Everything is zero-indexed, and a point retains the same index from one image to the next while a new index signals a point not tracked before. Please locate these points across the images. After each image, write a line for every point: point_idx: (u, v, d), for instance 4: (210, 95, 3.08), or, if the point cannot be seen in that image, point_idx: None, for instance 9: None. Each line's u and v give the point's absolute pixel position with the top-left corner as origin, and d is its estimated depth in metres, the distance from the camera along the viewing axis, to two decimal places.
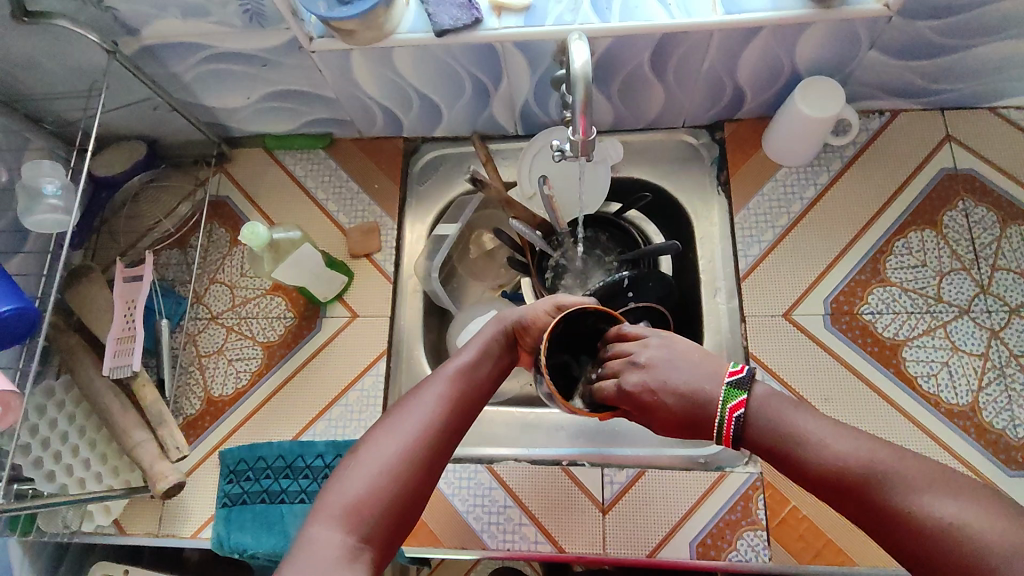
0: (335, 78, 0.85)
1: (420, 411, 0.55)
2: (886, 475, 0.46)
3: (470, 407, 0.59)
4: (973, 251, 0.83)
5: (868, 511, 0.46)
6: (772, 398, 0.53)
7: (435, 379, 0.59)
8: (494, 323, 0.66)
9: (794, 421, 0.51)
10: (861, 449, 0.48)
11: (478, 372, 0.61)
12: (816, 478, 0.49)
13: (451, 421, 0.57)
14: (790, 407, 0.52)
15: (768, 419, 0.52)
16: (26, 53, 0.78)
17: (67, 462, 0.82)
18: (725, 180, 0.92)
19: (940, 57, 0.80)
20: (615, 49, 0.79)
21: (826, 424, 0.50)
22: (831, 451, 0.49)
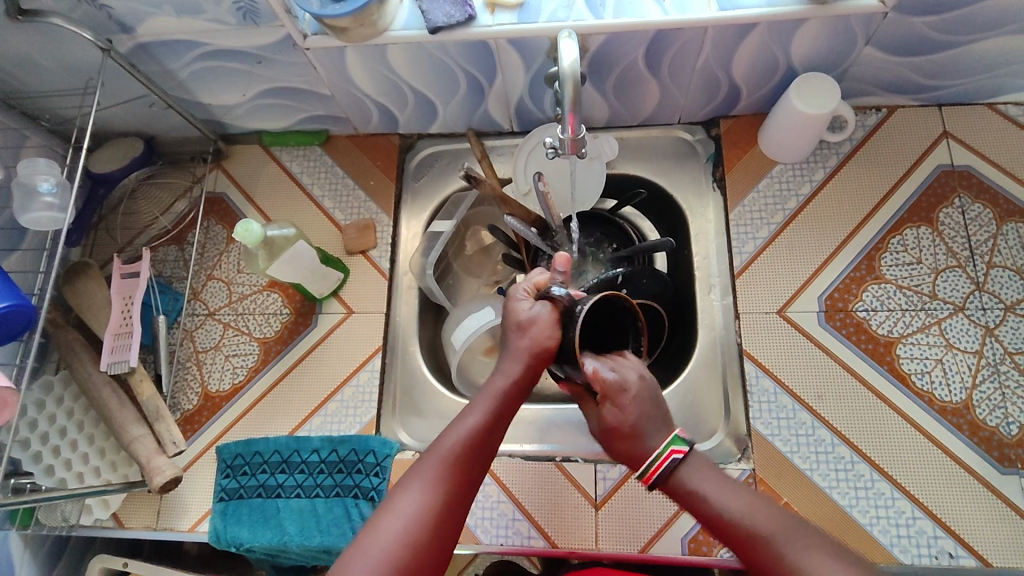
0: (330, 75, 0.86)
1: (417, 493, 0.54)
2: (774, 537, 0.52)
3: (470, 477, 0.57)
4: (969, 248, 0.83)
5: (765, 573, 0.52)
6: (690, 466, 0.59)
7: (432, 453, 0.57)
8: (499, 367, 0.62)
9: (699, 482, 0.58)
10: (755, 514, 0.54)
11: (483, 437, 0.59)
12: (722, 535, 0.55)
13: (450, 501, 0.55)
14: (711, 471, 0.58)
15: (685, 482, 0.58)
16: (22, 51, 0.78)
17: (66, 457, 0.83)
18: (721, 177, 0.92)
19: (937, 53, 0.79)
20: (609, 46, 0.78)
21: (732, 489, 0.57)
22: (734, 513, 0.55)
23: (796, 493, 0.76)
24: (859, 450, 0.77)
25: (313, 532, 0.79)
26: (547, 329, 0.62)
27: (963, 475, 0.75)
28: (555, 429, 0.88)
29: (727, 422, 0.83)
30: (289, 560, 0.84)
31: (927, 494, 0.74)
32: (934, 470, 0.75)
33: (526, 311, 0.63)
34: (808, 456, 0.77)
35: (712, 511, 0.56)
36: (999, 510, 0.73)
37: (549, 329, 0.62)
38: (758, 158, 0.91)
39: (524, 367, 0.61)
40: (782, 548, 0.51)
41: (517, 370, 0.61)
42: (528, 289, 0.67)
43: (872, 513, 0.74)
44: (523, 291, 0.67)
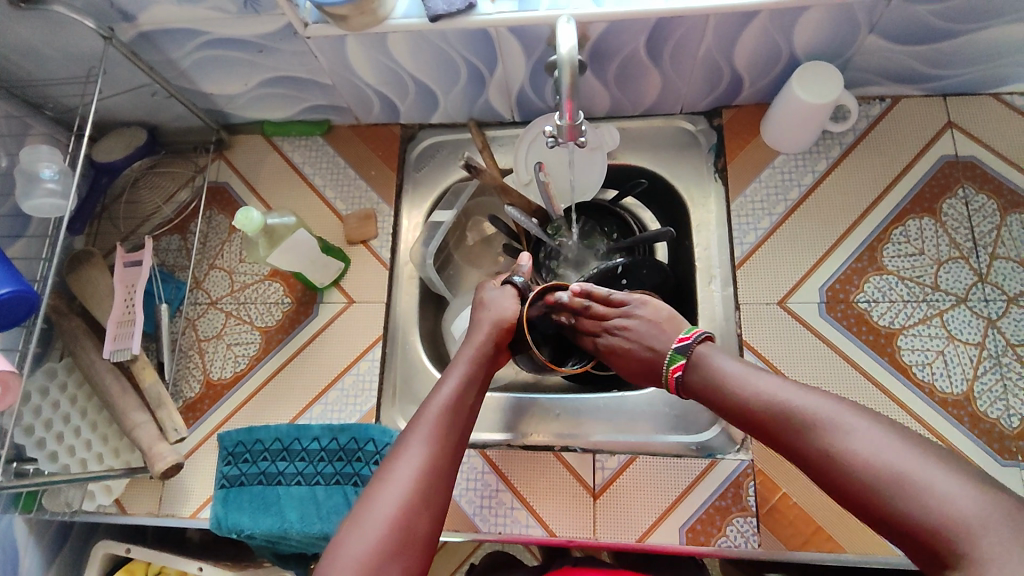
0: (331, 64, 0.86)
1: (418, 447, 0.62)
2: (802, 411, 0.56)
3: (459, 431, 0.65)
4: (972, 239, 0.82)
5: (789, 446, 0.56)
6: (710, 355, 0.66)
7: (422, 415, 0.65)
8: (463, 350, 0.73)
9: (725, 364, 0.64)
10: (770, 386, 0.60)
11: (462, 399, 0.67)
12: (746, 420, 0.60)
13: (443, 453, 0.62)
14: (720, 356, 0.65)
15: (717, 369, 0.64)
16: (25, 39, 0.79)
17: (69, 443, 0.84)
18: (722, 167, 0.92)
19: (942, 42, 0.79)
20: (609, 34, 0.78)
21: (766, 376, 0.61)
22: (755, 395, 0.60)
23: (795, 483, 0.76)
24: None
25: (313, 519, 0.80)
26: (508, 307, 0.76)
27: None
28: (553, 420, 0.86)
29: None
30: (290, 547, 0.85)
31: None
32: None
33: (493, 294, 0.79)
34: None
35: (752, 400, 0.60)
36: None
37: (509, 304, 0.77)
38: (760, 148, 0.90)
39: (486, 339, 0.73)
40: (817, 412, 0.55)
41: (480, 341, 0.73)
42: (494, 280, 0.82)
43: None
44: (489, 281, 0.82)
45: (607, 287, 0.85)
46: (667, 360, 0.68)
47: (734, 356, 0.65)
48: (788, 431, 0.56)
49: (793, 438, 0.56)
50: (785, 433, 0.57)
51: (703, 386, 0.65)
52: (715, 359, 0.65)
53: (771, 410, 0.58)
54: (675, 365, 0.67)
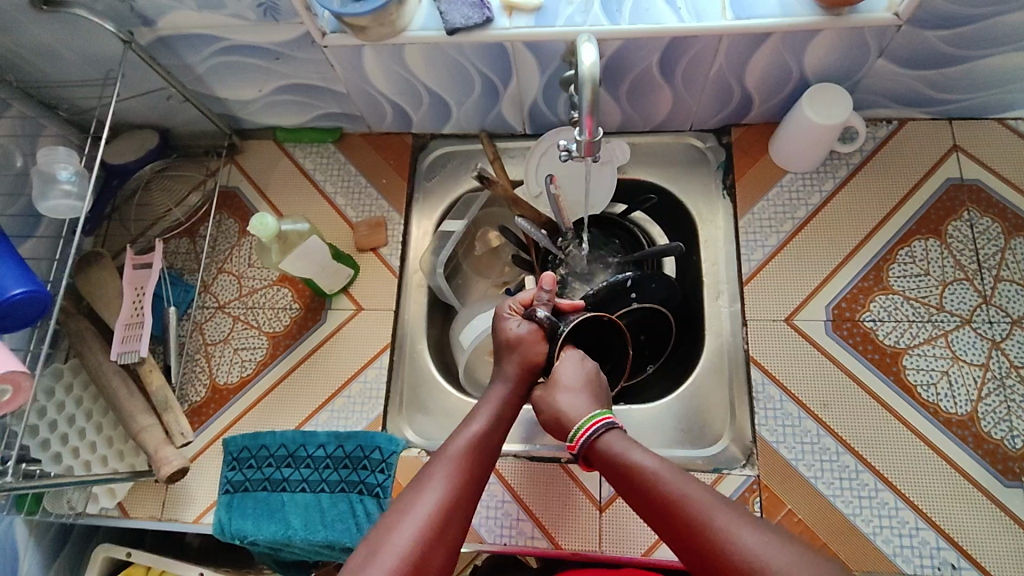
0: (346, 73, 0.86)
1: (438, 481, 0.61)
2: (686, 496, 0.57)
3: (482, 471, 0.64)
4: (977, 260, 0.84)
5: (678, 530, 0.56)
6: (617, 439, 0.64)
7: (446, 451, 0.64)
8: (491, 389, 0.73)
9: (627, 448, 0.63)
10: (666, 473, 0.59)
11: (486, 439, 0.66)
12: (638, 498, 0.60)
13: (465, 492, 0.61)
14: (629, 444, 0.64)
15: (614, 448, 0.64)
16: (43, 40, 0.79)
17: (73, 445, 0.84)
18: (731, 184, 0.93)
19: (949, 67, 0.80)
20: (624, 52, 0.79)
21: (658, 458, 0.61)
22: (643, 478, 0.60)
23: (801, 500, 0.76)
24: (863, 459, 0.77)
25: (318, 527, 0.80)
26: (535, 345, 0.74)
27: (967, 487, 0.75)
28: (560, 431, 0.88)
29: (731, 426, 0.83)
30: (292, 554, 0.85)
31: (931, 505, 0.75)
32: (938, 482, 0.75)
33: (519, 330, 0.75)
34: (812, 464, 0.78)
35: (643, 478, 0.60)
36: (1002, 523, 0.73)
37: (538, 344, 0.74)
38: (769, 166, 0.91)
39: (517, 378, 0.73)
40: (702, 503, 0.56)
41: (512, 382, 0.73)
42: (513, 306, 0.78)
43: (876, 522, 0.75)
44: (508, 308, 0.78)
45: (616, 301, 0.86)
46: (591, 414, 0.67)
47: (631, 436, 0.65)
48: (671, 517, 0.57)
49: (677, 515, 0.56)
50: (672, 519, 0.57)
51: (604, 452, 0.64)
52: (614, 442, 0.64)
53: (656, 492, 0.59)
54: (582, 430, 0.66)
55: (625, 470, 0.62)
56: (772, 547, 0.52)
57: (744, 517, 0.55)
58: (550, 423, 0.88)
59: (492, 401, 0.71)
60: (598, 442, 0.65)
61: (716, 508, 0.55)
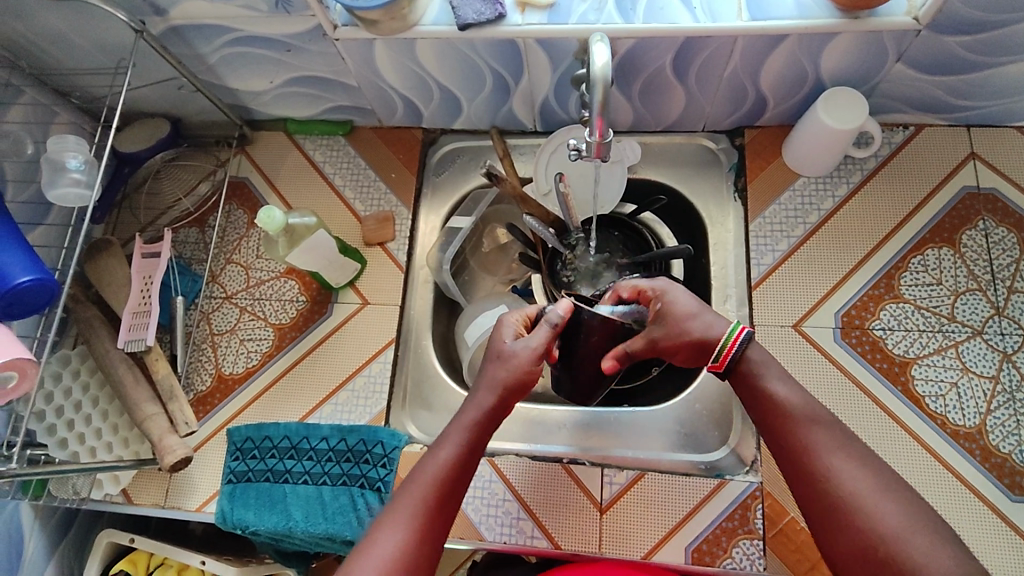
0: (357, 66, 0.86)
1: (399, 526, 0.59)
2: (816, 432, 0.60)
3: (447, 507, 0.62)
4: (990, 271, 0.82)
5: (796, 457, 0.60)
6: (764, 364, 0.65)
7: (410, 486, 0.62)
8: (464, 409, 0.67)
9: (769, 375, 0.64)
10: (805, 407, 0.62)
11: (453, 472, 0.63)
12: (765, 419, 0.63)
13: (424, 536, 0.59)
14: (771, 369, 0.65)
15: (754, 371, 0.65)
16: (56, 27, 0.80)
17: (80, 430, 0.85)
18: (742, 187, 0.92)
19: (968, 74, 0.79)
20: (637, 51, 0.78)
21: (800, 389, 0.63)
22: (785, 406, 0.62)
23: None
24: None
25: (319, 519, 0.80)
26: (526, 362, 0.67)
27: (972, 500, 0.74)
28: (562, 432, 0.87)
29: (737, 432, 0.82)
30: (294, 545, 0.86)
31: None
32: (944, 495, 0.74)
33: (513, 347, 0.68)
34: None
35: (780, 406, 0.62)
36: (1006, 537, 0.72)
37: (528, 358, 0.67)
38: (781, 170, 0.90)
39: (496, 396, 0.66)
40: (826, 445, 0.59)
41: (487, 401, 0.66)
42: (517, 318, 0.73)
43: None
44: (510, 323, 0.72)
45: None
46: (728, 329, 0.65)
47: (777, 361, 0.66)
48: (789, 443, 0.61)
49: (793, 436, 0.61)
50: (793, 451, 0.60)
51: (743, 373, 0.65)
52: (760, 365, 0.65)
53: (788, 420, 0.61)
54: (728, 340, 0.65)
55: (757, 391, 0.64)
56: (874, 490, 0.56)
57: (857, 462, 0.58)
58: (552, 423, 0.88)
59: (464, 426, 0.65)
60: (741, 364, 0.65)
61: (838, 447, 0.58)
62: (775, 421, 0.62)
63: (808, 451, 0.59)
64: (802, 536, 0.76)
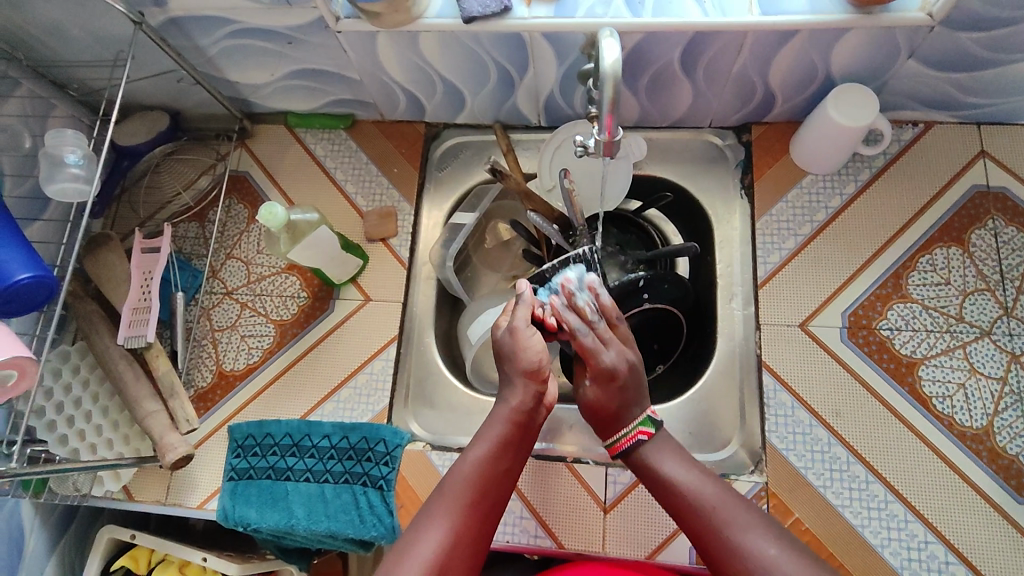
0: (360, 59, 0.85)
1: (438, 525, 0.60)
2: (716, 507, 0.63)
3: (488, 502, 0.63)
4: (999, 271, 0.82)
5: (700, 537, 0.62)
6: (656, 450, 0.69)
7: (446, 486, 0.63)
8: (500, 406, 0.68)
9: (662, 459, 0.68)
10: (700, 485, 0.65)
11: (493, 467, 0.64)
12: (666, 504, 0.66)
13: (466, 530, 0.61)
14: (663, 452, 0.69)
15: (652, 462, 0.68)
16: (53, 19, 0.78)
17: (79, 427, 0.84)
18: (749, 184, 0.91)
19: (981, 71, 0.77)
20: (645, 45, 0.77)
21: (694, 471, 0.66)
22: (681, 486, 0.65)
23: (808, 508, 0.75)
24: (873, 470, 0.76)
25: (321, 517, 0.80)
26: (519, 341, 0.69)
27: (978, 502, 0.74)
28: (566, 431, 0.87)
29: (741, 432, 0.82)
30: (295, 542, 0.85)
31: (941, 519, 0.73)
32: (950, 497, 0.74)
33: (505, 337, 0.70)
34: (822, 473, 0.77)
35: (678, 490, 0.65)
36: (1012, 539, 0.72)
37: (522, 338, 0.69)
38: (789, 167, 0.89)
39: (520, 385, 0.68)
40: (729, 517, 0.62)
41: (521, 395, 0.68)
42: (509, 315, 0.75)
43: (884, 534, 0.74)
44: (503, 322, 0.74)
45: (628, 300, 0.86)
46: (637, 421, 0.70)
47: (671, 442, 0.70)
48: (693, 521, 0.63)
49: (693, 516, 0.63)
50: (699, 533, 0.63)
51: (641, 461, 0.69)
52: (651, 453, 0.69)
53: (687, 500, 0.64)
54: (629, 435, 0.70)
55: (657, 478, 0.67)
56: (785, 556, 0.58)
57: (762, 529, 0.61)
58: (555, 422, 0.88)
59: (502, 421, 0.67)
60: (637, 452, 0.69)
61: (737, 520, 0.61)
62: (677, 507, 0.65)
63: (713, 527, 0.62)
64: (808, 537, 0.74)
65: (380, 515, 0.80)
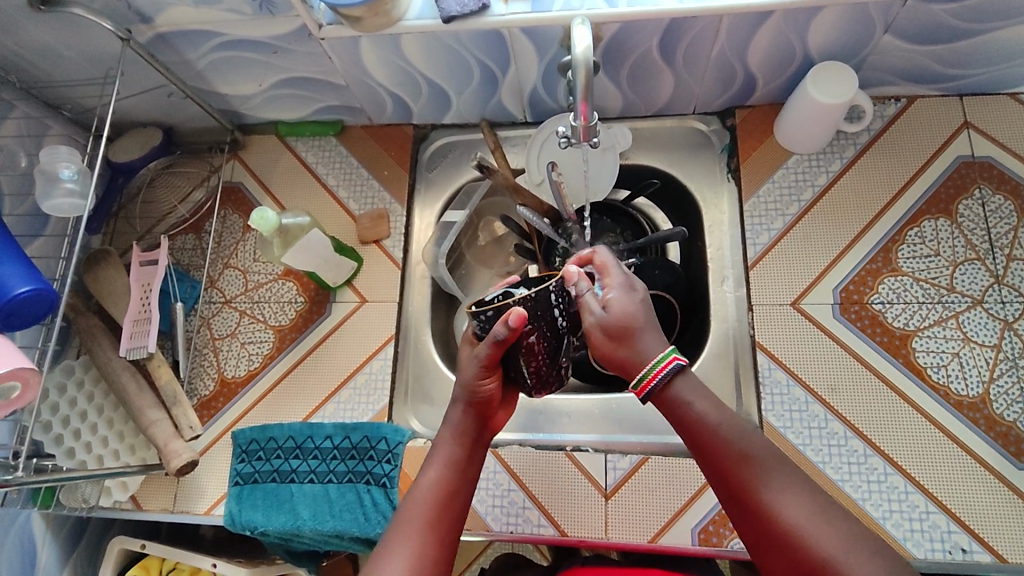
0: (345, 65, 0.86)
1: (397, 560, 0.53)
2: (747, 453, 0.53)
3: (449, 518, 0.58)
4: (988, 240, 0.82)
5: (729, 482, 0.53)
6: (687, 389, 0.56)
7: (406, 508, 0.58)
8: (443, 428, 0.64)
9: (693, 401, 0.55)
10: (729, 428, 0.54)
11: (448, 485, 0.59)
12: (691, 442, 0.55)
13: (431, 549, 0.55)
14: (695, 390, 0.56)
15: (684, 399, 0.55)
16: (44, 40, 0.80)
17: (86, 440, 0.86)
18: (735, 167, 0.92)
19: (957, 42, 0.78)
20: (622, 35, 0.78)
21: (723, 411, 0.55)
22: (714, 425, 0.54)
23: (807, 485, 0.76)
24: (872, 443, 0.76)
25: (326, 517, 0.81)
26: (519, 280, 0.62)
27: (978, 470, 0.74)
28: (564, 420, 0.88)
29: (738, 414, 0.82)
30: (303, 544, 0.86)
31: (941, 488, 0.73)
32: (949, 467, 0.74)
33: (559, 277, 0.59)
34: (820, 449, 0.77)
35: (710, 430, 0.54)
36: (1014, 505, 0.72)
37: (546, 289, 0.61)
38: (774, 149, 0.90)
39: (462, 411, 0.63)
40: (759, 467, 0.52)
41: (458, 418, 0.64)
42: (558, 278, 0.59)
43: (885, 507, 0.74)
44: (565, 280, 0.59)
45: None
46: (662, 351, 0.56)
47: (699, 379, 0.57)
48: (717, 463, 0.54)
49: (725, 462, 0.53)
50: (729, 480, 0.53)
51: (671, 402, 0.56)
52: (683, 394, 0.56)
53: (713, 438, 0.54)
54: (656, 371, 0.55)
55: (686, 415, 0.55)
56: (814, 514, 0.50)
57: (793, 482, 0.52)
58: (555, 413, 0.89)
59: (449, 438, 0.63)
60: (667, 390, 0.56)
61: (777, 469, 0.52)
62: (700, 445, 0.55)
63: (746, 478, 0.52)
64: None
65: (384, 513, 0.81)
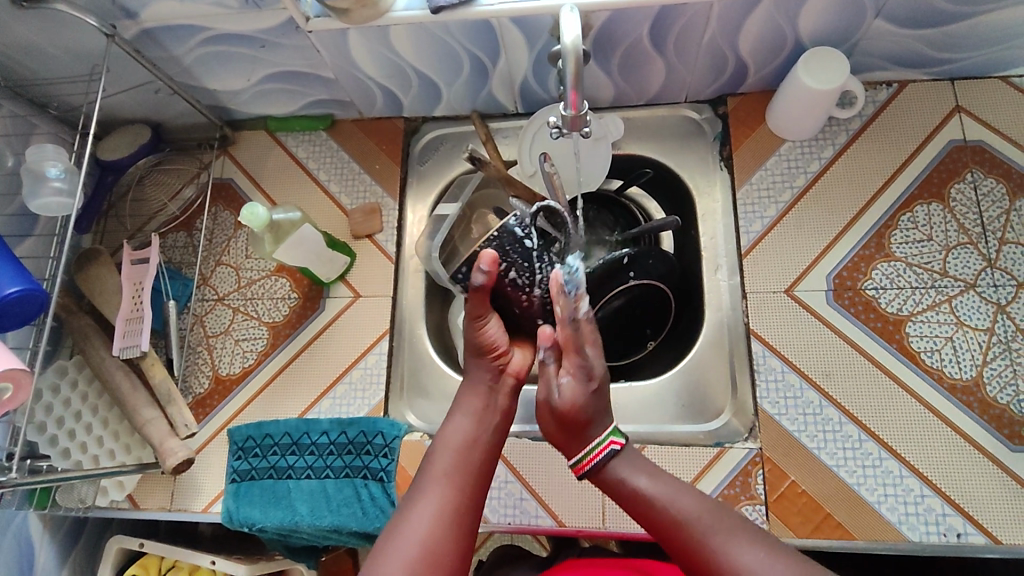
0: (333, 58, 0.85)
1: (426, 507, 0.58)
2: (687, 514, 0.57)
3: (473, 470, 0.62)
4: (980, 223, 0.82)
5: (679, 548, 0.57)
6: (626, 466, 0.63)
7: (433, 458, 0.63)
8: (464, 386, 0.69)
9: (633, 476, 0.62)
10: (671, 496, 0.59)
11: (471, 437, 0.64)
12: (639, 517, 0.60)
13: (458, 495, 0.60)
14: (634, 467, 0.62)
15: (622, 477, 0.62)
16: (28, 37, 0.79)
17: (81, 440, 0.85)
18: (728, 155, 0.91)
19: (947, 25, 0.78)
20: (612, 23, 0.77)
21: (664, 481, 0.61)
22: (654, 495, 0.60)
23: (803, 471, 0.76)
24: (866, 429, 0.76)
25: (324, 512, 0.81)
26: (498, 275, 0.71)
27: (972, 453, 0.74)
28: None
29: (734, 402, 0.83)
30: (301, 539, 0.86)
31: (936, 472, 0.74)
32: (943, 450, 0.74)
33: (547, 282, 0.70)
34: (816, 435, 0.77)
35: (645, 500, 0.60)
36: (1008, 487, 0.72)
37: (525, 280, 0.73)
38: (766, 136, 0.89)
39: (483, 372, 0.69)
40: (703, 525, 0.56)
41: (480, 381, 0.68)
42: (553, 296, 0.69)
43: (881, 491, 0.74)
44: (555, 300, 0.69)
45: (615, 278, 0.84)
46: (608, 430, 0.64)
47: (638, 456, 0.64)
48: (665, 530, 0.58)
49: (672, 530, 0.57)
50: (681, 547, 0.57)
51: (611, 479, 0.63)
52: (623, 470, 0.62)
53: (655, 510, 0.59)
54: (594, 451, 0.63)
55: (629, 491, 0.61)
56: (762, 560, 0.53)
57: (739, 532, 0.55)
58: None
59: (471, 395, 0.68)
60: (607, 470, 0.63)
61: (721, 525, 0.56)
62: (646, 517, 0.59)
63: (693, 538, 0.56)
64: (803, 499, 0.75)
65: (382, 506, 0.81)
